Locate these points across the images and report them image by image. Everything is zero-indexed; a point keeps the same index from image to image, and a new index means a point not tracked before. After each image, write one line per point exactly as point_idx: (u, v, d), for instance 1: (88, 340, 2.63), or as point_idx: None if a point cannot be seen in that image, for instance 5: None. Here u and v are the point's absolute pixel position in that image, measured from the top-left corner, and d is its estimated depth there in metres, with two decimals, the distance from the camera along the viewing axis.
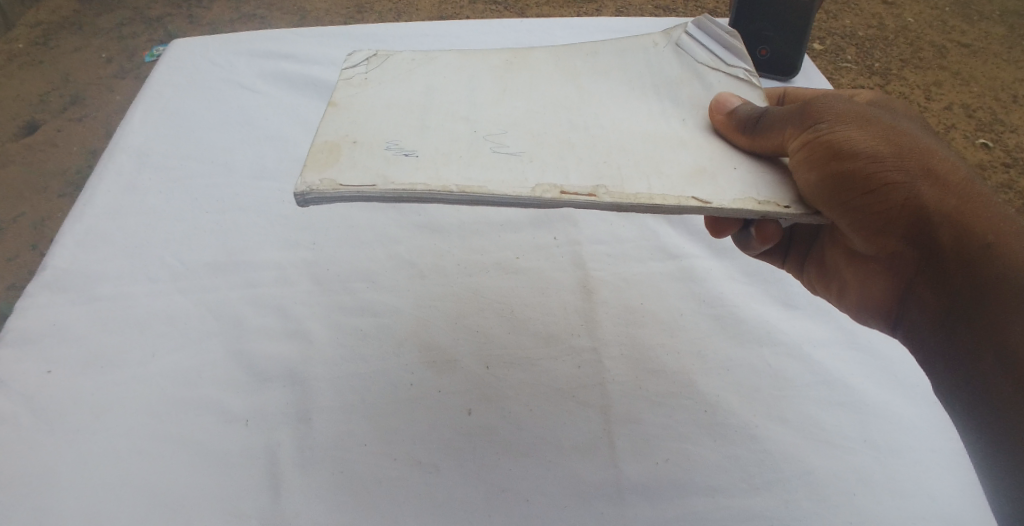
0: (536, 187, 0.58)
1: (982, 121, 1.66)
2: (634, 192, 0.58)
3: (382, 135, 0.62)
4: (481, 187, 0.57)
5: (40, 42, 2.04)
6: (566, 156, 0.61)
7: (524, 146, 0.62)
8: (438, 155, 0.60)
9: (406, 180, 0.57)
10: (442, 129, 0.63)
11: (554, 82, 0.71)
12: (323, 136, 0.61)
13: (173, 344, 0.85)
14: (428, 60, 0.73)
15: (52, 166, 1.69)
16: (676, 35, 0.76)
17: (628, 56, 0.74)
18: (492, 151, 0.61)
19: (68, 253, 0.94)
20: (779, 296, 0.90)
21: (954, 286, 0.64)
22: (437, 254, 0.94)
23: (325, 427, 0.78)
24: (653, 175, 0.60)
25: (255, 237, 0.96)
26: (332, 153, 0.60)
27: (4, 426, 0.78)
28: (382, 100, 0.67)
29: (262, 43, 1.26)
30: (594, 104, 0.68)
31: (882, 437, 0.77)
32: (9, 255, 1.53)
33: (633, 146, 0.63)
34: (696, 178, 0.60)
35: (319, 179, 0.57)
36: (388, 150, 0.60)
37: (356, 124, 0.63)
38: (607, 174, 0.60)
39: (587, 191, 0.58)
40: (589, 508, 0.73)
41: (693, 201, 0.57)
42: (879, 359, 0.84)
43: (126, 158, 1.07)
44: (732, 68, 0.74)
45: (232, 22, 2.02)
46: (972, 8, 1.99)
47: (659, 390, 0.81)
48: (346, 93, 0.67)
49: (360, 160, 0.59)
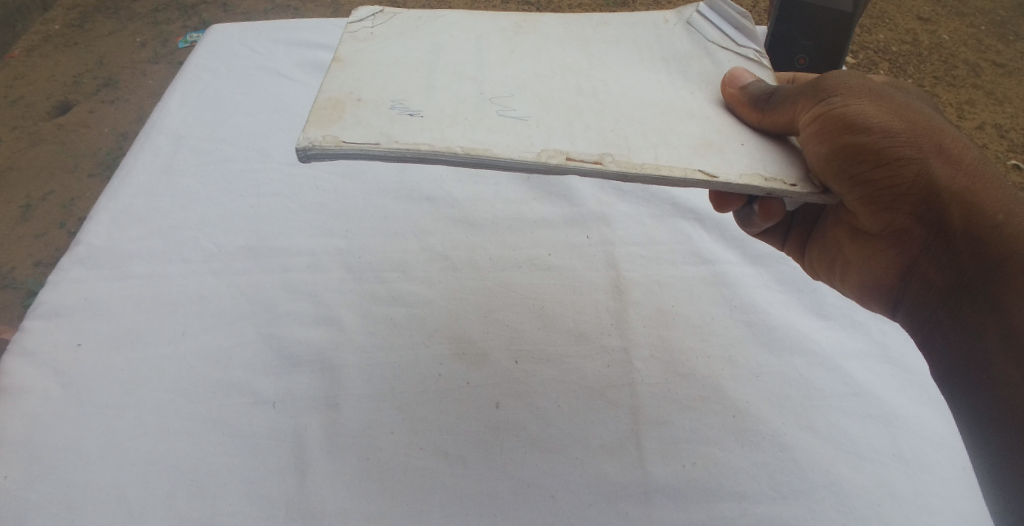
0: (542, 152, 0.57)
1: (1016, 143, 1.63)
2: (641, 161, 0.57)
3: (386, 93, 0.62)
4: (485, 149, 0.57)
5: (76, 24, 2.08)
6: (572, 122, 0.61)
7: (530, 110, 0.61)
8: (442, 115, 0.60)
9: (410, 140, 0.57)
10: (448, 90, 0.63)
11: (564, 48, 0.71)
12: (327, 93, 0.61)
13: (204, 324, 0.86)
14: (436, 18, 0.73)
15: (83, 147, 1.71)
16: (688, 13, 0.74)
17: (640, 26, 0.74)
18: (497, 114, 0.61)
19: (104, 231, 0.95)
20: (812, 306, 0.89)
21: (961, 263, 0.63)
22: (472, 247, 0.94)
23: (354, 414, 0.79)
24: (661, 146, 0.59)
25: (288, 222, 0.97)
26: (337, 110, 0.59)
27: (37, 398, 0.80)
28: (386, 56, 0.67)
29: (301, 31, 1.27)
30: (603, 70, 0.68)
31: (912, 452, 0.76)
32: (38, 232, 1.54)
33: (641, 115, 0.63)
34: (703, 151, 0.59)
35: (323, 135, 0.57)
36: (392, 109, 0.60)
37: (361, 81, 0.63)
38: (615, 143, 0.59)
39: (593, 158, 0.57)
40: (615, 508, 0.72)
41: (700, 175, 0.57)
42: (912, 374, 0.82)
43: (162, 139, 1.08)
44: (742, 48, 0.72)
45: (266, 13, 2.03)
46: (1009, 27, 1.96)
47: (689, 393, 0.81)
48: (351, 48, 0.67)
49: (365, 118, 0.59)
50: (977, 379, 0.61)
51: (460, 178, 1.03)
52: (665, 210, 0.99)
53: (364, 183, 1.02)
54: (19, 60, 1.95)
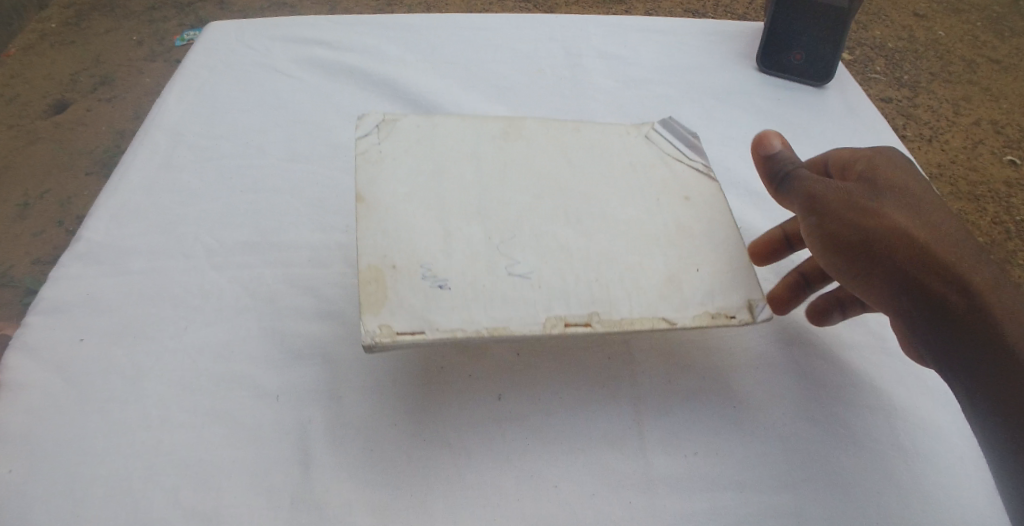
0: (546, 321, 0.71)
1: (1011, 139, 1.64)
2: (620, 319, 0.72)
3: (416, 258, 0.73)
4: (504, 327, 0.70)
5: (72, 22, 2.07)
6: (566, 268, 0.75)
7: (534, 264, 0.75)
8: (466, 283, 0.72)
9: (448, 325, 0.69)
10: (463, 236, 0.76)
11: (547, 156, 0.87)
12: (365, 260, 0.72)
13: (206, 318, 0.86)
14: (434, 128, 0.87)
15: (80, 145, 1.71)
16: (644, 130, 0.91)
17: (607, 134, 0.91)
18: (507, 270, 0.74)
19: (104, 227, 0.95)
20: (811, 297, 0.90)
21: (937, 292, 0.74)
22: (464, 219, 0.79)
23: (358, 406, 0.79)
24: (635, 294, 0.74)
25: (289, 218, 0.97)
26: (379, 285, 0.71)
27: (39, 393, 0.80)
28: (404, 186, 0.80)
29: (299, 28, 1.27)
30: (584, 185, 0.84)
31: (911, 441, 0.77)
32: (35, 230, 1.54)
33: (616, 245, 0.78)
34: (667, 294, 0.75)
35: (379, 327, 0.68)
36: (424, 279, 0.72)
37: (388, 231, 0.75)
38: (601, 298, 0.73)
39: (585, 321, 0.72)
40: (618, 498, 0.73)
41: (662, 322, 0.72)
42: (910, 364, 0.83)
43: (162, 136, 1.08)
44: (692, 161, 0.88)
45: (263, 10, 2.03)
46: (1005, 23, 1.97)
47: (690, 384, 0.81)
48: (368, 176, 0.80)
49: (405, 298, 0.70)
50: (981, 368, 0.70)
51: None
52: None
53: None
54: (14, 58, 1.95)
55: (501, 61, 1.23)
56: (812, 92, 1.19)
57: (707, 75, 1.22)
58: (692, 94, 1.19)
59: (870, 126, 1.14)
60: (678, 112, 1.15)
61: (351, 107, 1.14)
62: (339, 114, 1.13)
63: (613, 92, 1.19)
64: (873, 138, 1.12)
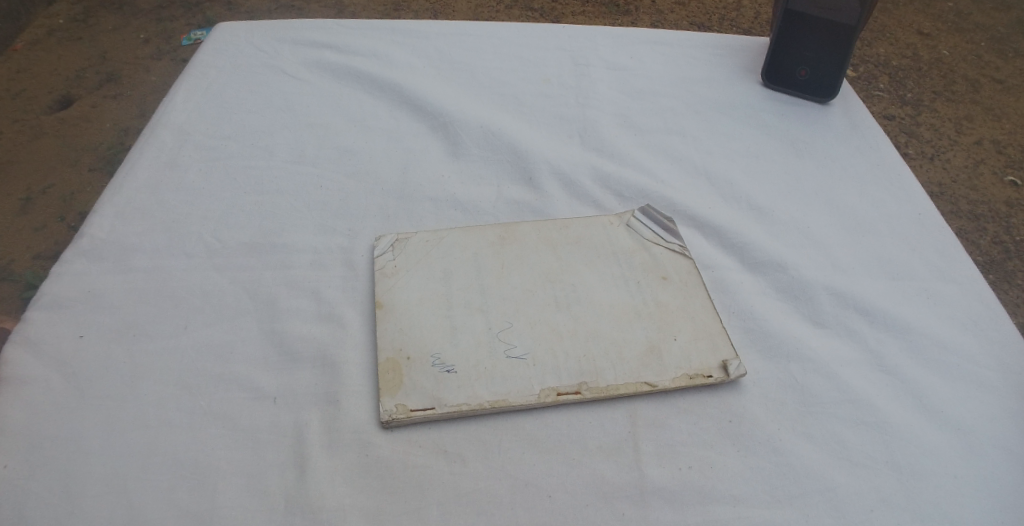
0: (541, 392, 0.80)
1: (1013, 159, 1.64)
2: (607, 386, 0.81)
3: (428, 348, 0.83)
4: (504, 400, 0.79)
5: (80, 19, 2.09)
6: (558, 354, 0.83)
7: (528, 347, 0.84)
8: (470, 368, 0.81)
9: (455, 401, 0.78)
10: (467, 330, 0.85)
11: (539, 253, 0.94)
12: (384, 352, 0.82)
13: (207, 319, 0.86)
14: (439, 240, 0.95)
15: (84, 141, 1.72)
16: (627, 217, 0.99)
17: (593, 224, 0.98)
18: (506, 356, 0.83)
19: (108, 224, 0.96)
20: (809, 313, 0.90)
21: None
22: (465, 311, 0.87)
23: (355, 410, 0.79)
24: (618, 362, 0.83)
25: (292, 220, 0.98)
26: (396, 373, 0.81)
27: (38, 388, 0.80)
28: (414, 297, 0.88)
29: (308, 31, 1.28)
30: (574, 279, 0.91)
31: (905, 459, 0.77)
32: (37, 224, 1.54)
33: (602, 328, 0.86)
34: (648, 358, 0.83)
35: (395, 406, 0.78)
36: (434, 366, 0.81)
37: (403, 339, 0.83)
38: (588, 371, 0.82)
39: (575, 389, 0.80)
40: (612, 509, 0.73)
41: (645, 387, 0.81)
42: (907, 382, 0.83)
43: (168, 134, 1.09)
44: (670, 243, 0.96)
45: (270, 11, 2.05)
46: (1009, 44, 1.98)
47: (686, 397, 0.82)
48: (385, 289, 0.89)
49: (418, 379, 0.80)
50: None
51: (462, 180, 1.05)
52: (665, 215, 1.00)
53: (367, 184, 1.03)
54: (21, 53, 1.96)
55: (507, 69, 1.24)
56: (815, 108, 1.20)
57: (711, 88, 1.23)
58: (695, 107, 1.20)
59: (872, 143, 1.14)
60: (682, 125, 1.16)
61: (356, 111, 1.15)
62: (343, 117, 1.14)
63: (618, 103, 1.19)
64: (875, 155, 1.12)
